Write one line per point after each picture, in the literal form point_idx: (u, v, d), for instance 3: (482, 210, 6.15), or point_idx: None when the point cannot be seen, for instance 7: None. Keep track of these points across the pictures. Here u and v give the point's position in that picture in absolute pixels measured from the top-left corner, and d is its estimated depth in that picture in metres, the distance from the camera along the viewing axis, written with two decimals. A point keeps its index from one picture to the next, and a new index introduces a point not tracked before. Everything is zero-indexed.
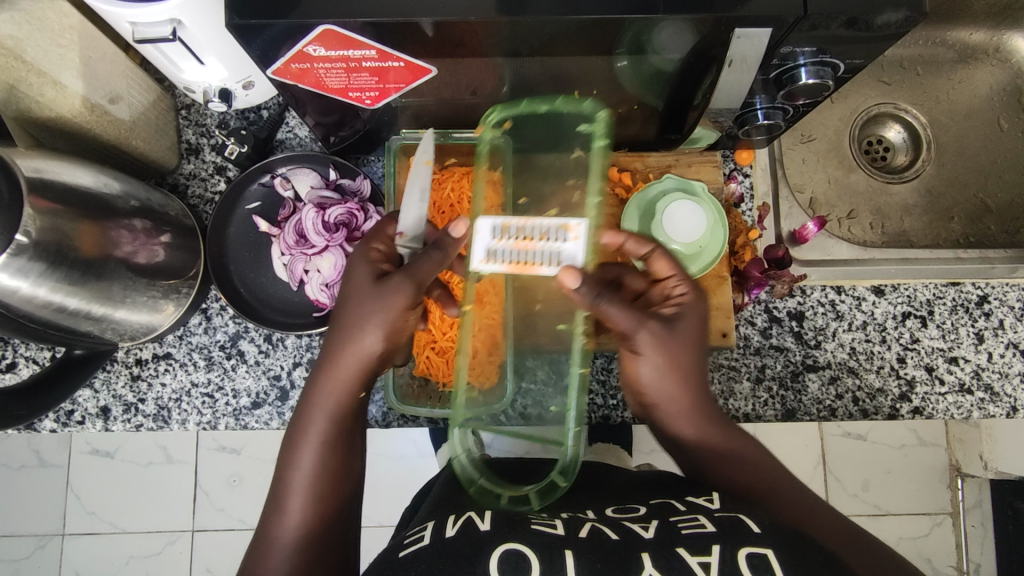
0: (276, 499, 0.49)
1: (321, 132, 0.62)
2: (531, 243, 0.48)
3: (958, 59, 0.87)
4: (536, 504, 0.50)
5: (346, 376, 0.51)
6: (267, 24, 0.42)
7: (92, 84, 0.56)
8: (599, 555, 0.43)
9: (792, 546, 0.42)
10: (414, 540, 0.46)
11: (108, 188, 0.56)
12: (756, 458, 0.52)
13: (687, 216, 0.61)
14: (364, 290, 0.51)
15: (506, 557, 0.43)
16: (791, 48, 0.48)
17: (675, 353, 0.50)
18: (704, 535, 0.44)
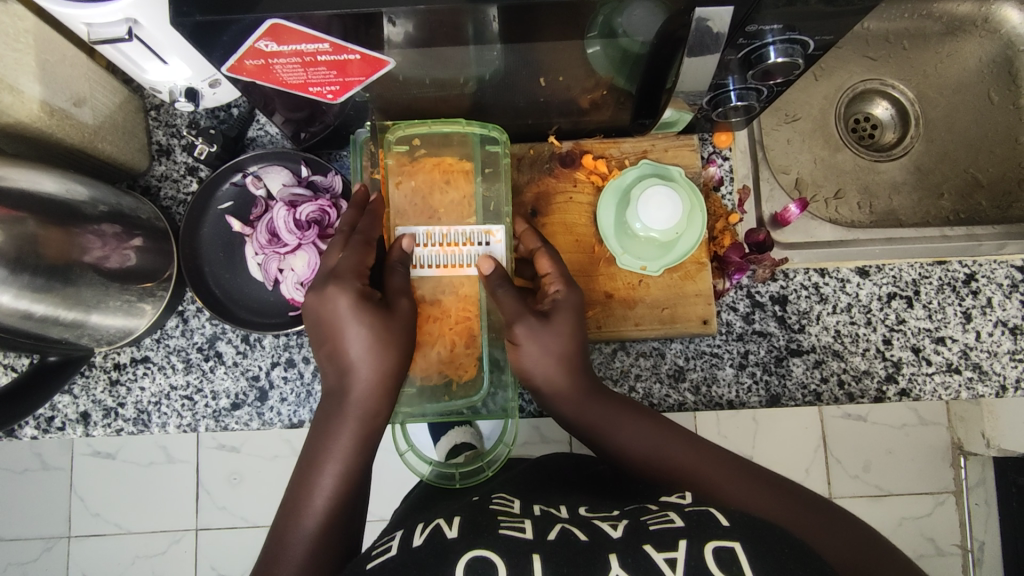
0: (289, 517, 0.50)
1: (290, 128, 0.61)
2: (457, 247, 0.58)
3: (946, 31, 0.85)
4: (508, 508, 0.50)
5: (364, 406, 0.52)
6: (214, 20, 0.41)
7: (51, 87, 0.56)
8: (576, 558, 0.42)
9: (761, 538, 0.42)
10: (381, 551, 0.46)
11: (74, 193, 0.55)
12: (653, 437, 0.55)
13: (659, 205, 0.58)
14: (360, 329, 0.51)
15: (472, 564, 0.42)
16: (758, 27, 0.46)
17: (550, 341, 0.55)
18: (671, 531, 0.43)
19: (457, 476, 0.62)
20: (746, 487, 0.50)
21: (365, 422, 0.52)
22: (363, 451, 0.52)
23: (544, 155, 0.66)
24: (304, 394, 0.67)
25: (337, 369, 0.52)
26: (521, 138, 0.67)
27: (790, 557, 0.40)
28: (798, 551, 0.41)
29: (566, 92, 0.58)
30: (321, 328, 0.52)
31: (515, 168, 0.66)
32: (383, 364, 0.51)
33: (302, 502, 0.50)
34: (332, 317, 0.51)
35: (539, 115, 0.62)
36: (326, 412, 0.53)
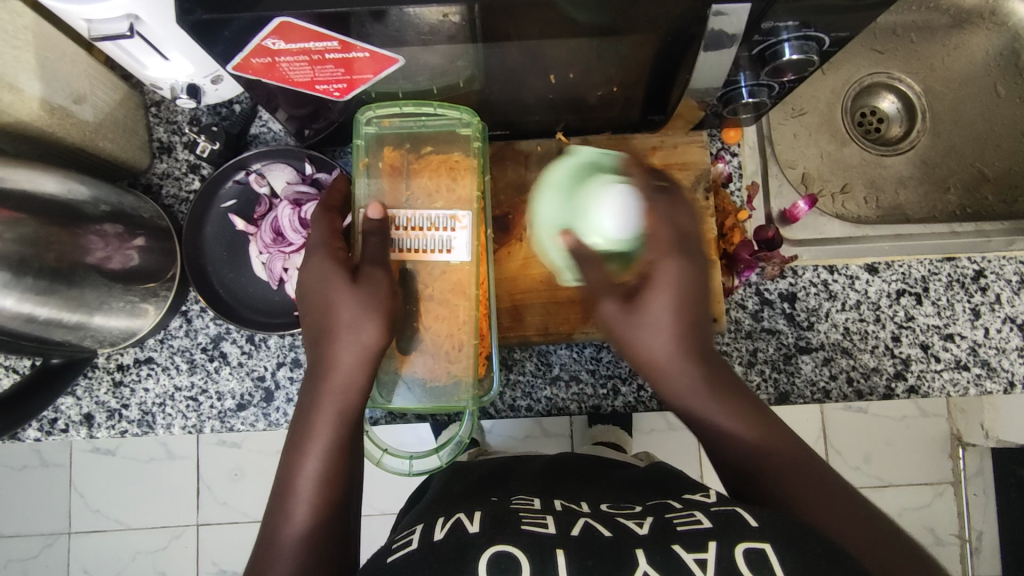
0: (279, 504, 0.48)
1: (294, 125, 0.60)
2: (419, 232, 0.56)
3: (953, 24, 0.85)
4: (530, 505, 0.50)
5: (350, 379, 0.51)
6: (219, 18, 0.40)
7: (50, 85, 0.54)
8: (605, 553, 0.42)
9: (794, 538, 0.41)
10: (402, 545, 0.46)
11: (76, 193, 0.54)
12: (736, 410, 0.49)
13: (613, 205, 0.50)
14: (341, 299, 0.52)
15: (494, 559, 0.42)
16: (772, 24, 0.46)
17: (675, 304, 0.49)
18: (700, 531, 0.43)
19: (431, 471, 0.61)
20: (815, 478, 0.46)
21: (348, 404, 0.51)
22: (349, 425, 0.51)
23: (551, 152, 0.65)
24: None
25: (321, 347, 0.52)
26: (527, 134, 0.66)
27: (818, 556, 0.39)
28: (830, 551, 0.40)
29: (576, 88, 0.57)
30: (307, 304, 0.53)
31: (523, 165, 0.65)
32: (361, 333, 0.51)
33: (289, 491, 0.48)
34: (314, 287, 0.53)
35: (546, 111, 0.61)
36: (308, 391, 0.51)
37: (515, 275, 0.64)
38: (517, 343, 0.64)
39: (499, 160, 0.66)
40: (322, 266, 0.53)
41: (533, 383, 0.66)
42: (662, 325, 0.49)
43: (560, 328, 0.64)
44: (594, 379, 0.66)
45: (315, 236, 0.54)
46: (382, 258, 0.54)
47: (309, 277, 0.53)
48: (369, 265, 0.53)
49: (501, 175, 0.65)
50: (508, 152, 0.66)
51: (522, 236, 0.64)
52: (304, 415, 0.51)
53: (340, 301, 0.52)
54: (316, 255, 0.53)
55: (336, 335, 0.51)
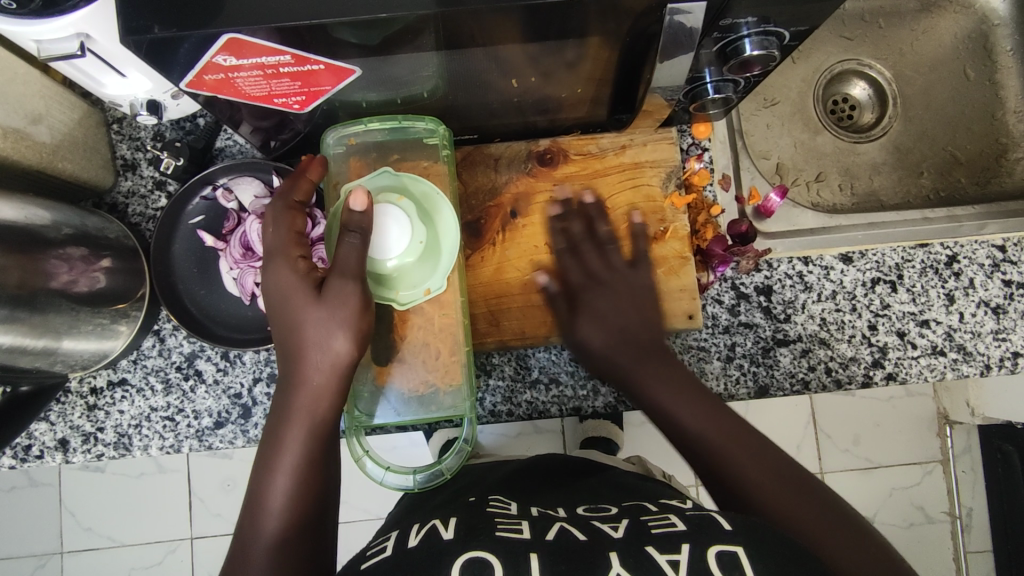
0: (249, 519, 0.48)
1: (259, 138, 0.59)
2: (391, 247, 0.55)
3: (920, 8, 0.85)
4: (506, 509, 0.50)
5: (318, 396, 0.50)
6: (167, 36, 0.39)
7: (5, 108, 0.53)
8: (576, 556, 0.43)
9: (763, 540, 0.42)
10: (376, 552, 0.46)
11: (36, 218, 0.53)
12: (711, 416, 0.51)
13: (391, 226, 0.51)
14: (312, 310, 0.49)
15: (468, 564, 0.42)
16: (732, 20, 0.45)
17: (605, 305, 0.57)
18: (674, 534, 0.44)
19: (415, 484, 0.57)
20: (787, 496, 0.47)
21: (319, 417, 0.50)
22: (319, 443, 0.50)
23: (521, 154, 0.65)
24: None
25: (290, 360, 0.50)
26: (496, 137, 0.65)
27: (789, 561, 0.41)
28: (795, 555, 0.42)
29: (541, 90, 0.56)
30: (276, 313, 0.50)
31: (493, 169, 0.65)
32: (332, 345, 0.49)
33: (259, 505, 0.48)
34: (276, 294, 0.50)
35: (513, 115, 0.61)
36: (280, 403, 0.51)
37: (490, 280, 0.64)
38: (495, 348, 0.64)
39: (469, 165, 0.65)
40: (287, 272, 0.50)
41: (513, 387, 0.65)
42: (598, 328, 0.57)
43: (536, 331, 0.63)
44: (574, 380, 0.65)
45: (274, 238, 0.51)
46: (359, 269, 0.49)
47: (279, 276, 0.50)
48: (332, 274, 0.49)
49: (472, 180, 0.64)
50: (478, 155, 0.65)
51: (495, 240, 0.64)
52: (274, 430, 0.50)
53: (310, 312, 0.49)
54: (279, 261, 0.51)
55: (308, 345, 0.50)
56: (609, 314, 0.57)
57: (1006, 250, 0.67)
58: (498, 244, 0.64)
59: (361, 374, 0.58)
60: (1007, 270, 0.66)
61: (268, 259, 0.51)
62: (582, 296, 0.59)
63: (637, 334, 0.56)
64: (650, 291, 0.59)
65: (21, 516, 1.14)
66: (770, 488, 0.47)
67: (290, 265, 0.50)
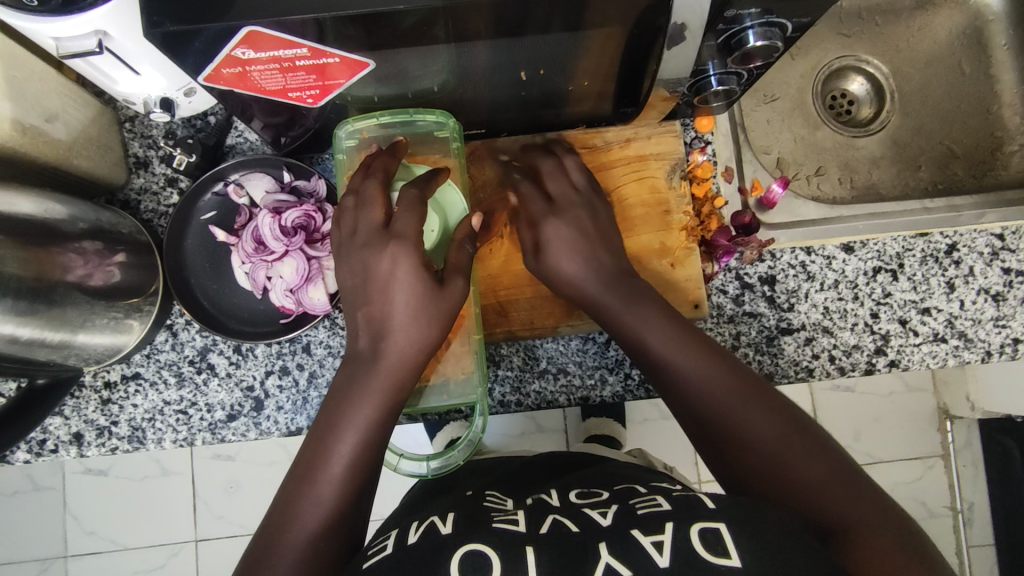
0: (298, 488, 0.48)
1: (270, 133, 0.60)
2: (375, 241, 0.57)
3: (916, 5, 0.87)
4: (501, 504, 0.51)
5: (396, 378, 0.50)
6: (188, 29, 0.41)
7: (21, 105, 0.54)
8: (569, 549, 0.43)
9: (748, 517, 0.42)
10: (377, 551, 0.45)
11: (52, 212, 0.54)
12: (692, 353, 0.52)
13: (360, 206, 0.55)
14: (411, 293, 0.49)
15: (465, 559, 0.43)
16: (736, 12, 0.46)
17: (566, 232, 0.59)
18: (658, 514, 0.45)
19: (428, 470, 0.59)
20: (783, 444, 0.47)
21: (392, 397, 0.50)
22: (385, 422, 0.50)
23: (527, 149, 0.67)
24: (300, 401, 0.66)
25: (373, 329, 0.50)
26: (504, 133, 0.66)
27: (777, 538, 0.40)
28: (783, 526, 0.41)
29: (548, 84, 0.58)
30: (368, 287, 0.50)
31: (500, 163, 0.67)
32: (414, 335, 0.50)
33: (320, 466, 0.48)
34: (371, 269, 0.50)
35: (520, 109, 0.62)
36: (353, 372, 0.51)
37: (498, 270, 0.65)
38: (503, 339, 0.65)
39: (476, 160, 0.67)
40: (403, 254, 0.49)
41: (522, 377, 0.66)
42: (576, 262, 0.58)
43: (544, 322, 0.65)
44: (581, 371, 0.66)
45: (403, 225, 0.50)
46: (414, 237, 0.50)
47: (378, 266, 0.50)
48: (455, 274, 0.52)
49: (480, 174, 0.66)
50: (486, 150, 0.67)
51: (503, 232, 0.65)
52: (342, 399, 0.50)
53: (406, 301, 0.49)
54: (399, 241, 0.50)
55: (390, 330, 0.50)
56: (577, 243, 0.58)
57: (1005, 239, 0.68)
58: (506, 235, 0.65)
59: None
60: (1006, 258, 0.68)
61: (383, 242, 0.50)
62: (541, 231, 0.59)
63: (636, 293, 0.56)
64: (594, 231, 0.59)
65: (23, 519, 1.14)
66: (758, 428, 0.48)
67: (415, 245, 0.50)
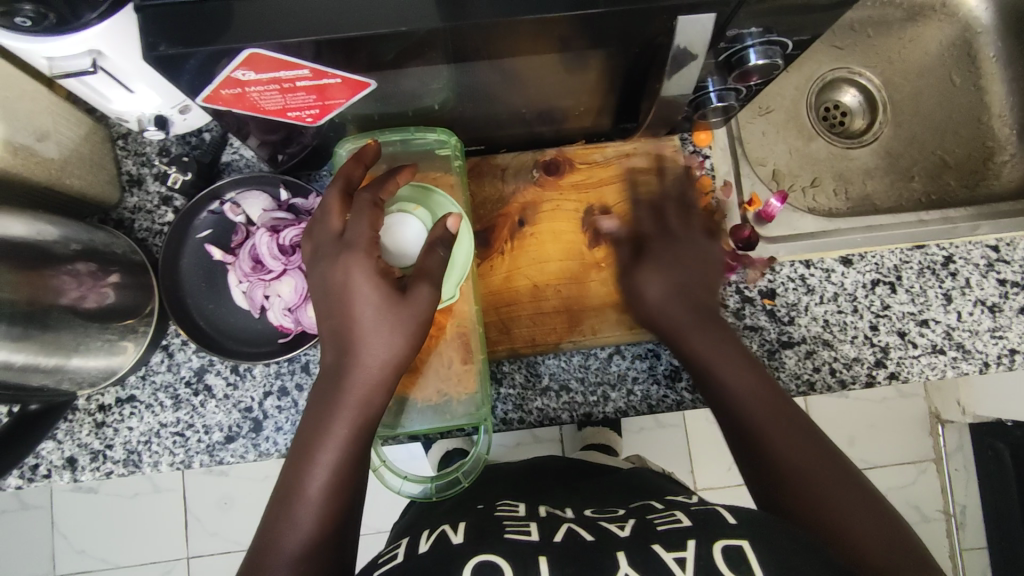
0: (280, 508, 0.47)
1: (267, 151, 0.60)
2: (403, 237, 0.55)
3: (907, 17, 0.88)
4: (514, 512, 0.51)
5: (370, 391, 0.49)
6: (188, 52, 0.40)
7: (13, 125, 0.53)
8: (584, 557, 0.44)
9: (765, 533, 0.43)
10: (388, 559, 0.47)
11: (46, 235, 0.53)
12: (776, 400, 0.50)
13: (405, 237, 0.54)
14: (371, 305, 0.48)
15: (478, 567, 0.43)
16: (737, 31, 0.46)
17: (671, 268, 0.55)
18: (679, 530, 0.45)
19: (433, 490, 0.58)
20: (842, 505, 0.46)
21: (367, 411, 0.49)
22: (364, 435, 0.49)
23: (527, 164, 0.66)
24: (299, 422, 0.65)
25: (340, 343, 0.49)
26: (502, 148, 0.66)
27: (795, 551, 0.42)
28: (797, 545, 0.42)
29: (548, 101, 0.57)
30: (329, 301, 0.49)
31: (500, 179, 0.66)
32: (383, 348, 0.48)
33: (297, 489, 0.47)
34: (332, 286, 0.48)
35: (519, 125, 0.62)
36: (325, 390, 0.49)
37: (500, 288, 0.64)
38: (506, 356, 0.64)
39: (476, 176, 0.66)
40: (358, 267, 0.48)
41: (523, 395, 0.65)
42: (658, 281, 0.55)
43: (546, 339, 0.64)
44: (584, 387, 0.65)
45: (356, 232, 0.49)
46: (365, 241, 0.49)
47: (333, 277, 0.48)
48: (417, 281, 0.49)
49: (480, 191, 0.65)
50: (486, 166, 0.66)
51: (504, 249, 0.65)
52: (316, 416, 0.49)
53: (373, 314, 0.48)
54: (352, 253, 0.48)
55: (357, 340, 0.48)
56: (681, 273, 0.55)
57: (999, 250, 0.68)
58: (508, 252, 0.64)
59: None
60: (1001, 270, 0.68)
61: (339, 252, 0.49)
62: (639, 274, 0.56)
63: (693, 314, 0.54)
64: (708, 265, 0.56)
65: (9, 539, 1.12)
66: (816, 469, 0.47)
67: (366, 251, 0.48)
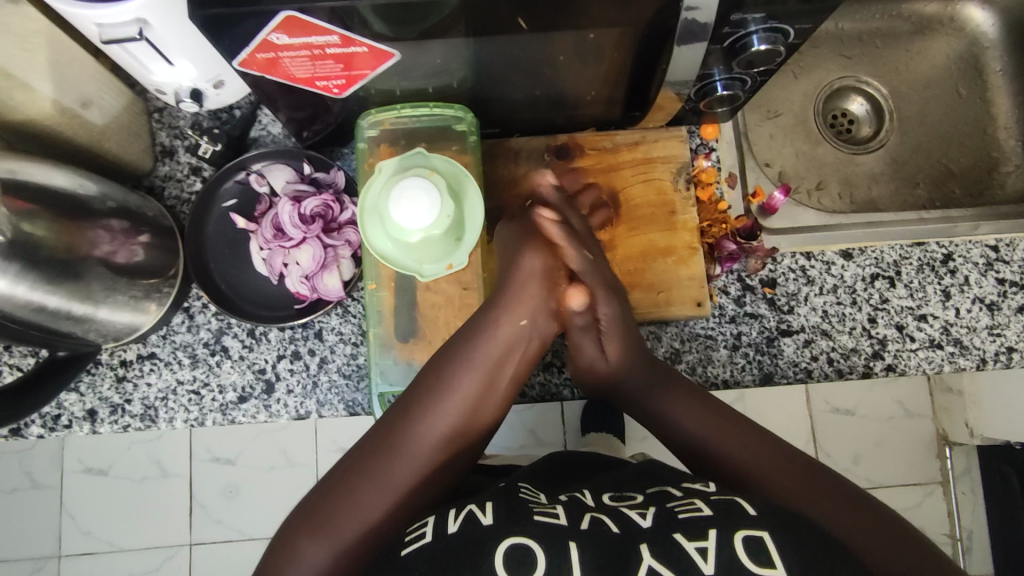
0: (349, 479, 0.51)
1: (293, 127, 0.63)
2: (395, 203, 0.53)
3: (915, 30, 0.91)
4: (536, 496, 0.51)
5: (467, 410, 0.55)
6: (229, 13, 0.43)
7: (62, 88, 0.57)
8: (612, 551, 0.44)
9: (792, 532, 0.44)
10: (416, 537, 0.47)
11: (84, 189, 0.57)
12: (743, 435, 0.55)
13: (401, 209, 0.52)
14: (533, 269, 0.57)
15: (510, 553, 0.44)
16: (742, 17, 0.49)
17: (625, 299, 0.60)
18: (699, 518, 0.46)
19: None
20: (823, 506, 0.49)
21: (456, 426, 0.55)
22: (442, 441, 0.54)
23: (539, 148, 0.69)
24: (310, 385, 0.68)
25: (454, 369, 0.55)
26: (516, 132, 0.69)
27: (820, 549, 0.43)
28: (822, 540, 0.44)
29: (564, 86, 0.60)
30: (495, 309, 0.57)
31: (513, 162, 0.69)
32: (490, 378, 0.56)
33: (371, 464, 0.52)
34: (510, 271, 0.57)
35: (532, 110, 0.65)
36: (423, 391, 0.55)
37: None
38: None
39: (490, 159, 0.69)
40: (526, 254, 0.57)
41: None
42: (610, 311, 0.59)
43: None
44: None
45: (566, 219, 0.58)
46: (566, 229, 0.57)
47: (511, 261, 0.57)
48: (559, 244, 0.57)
49: (493, 173, 0.68)
50: (500, 148, 0.69)
51: None
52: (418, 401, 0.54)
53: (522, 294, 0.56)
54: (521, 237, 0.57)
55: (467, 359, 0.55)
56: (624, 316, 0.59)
57: (999, 250, 0.70)
58: None
59: (384, 352, 0.62)
60: (1000, 269, 0.69)
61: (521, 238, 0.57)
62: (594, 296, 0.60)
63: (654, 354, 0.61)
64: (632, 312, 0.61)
65: None
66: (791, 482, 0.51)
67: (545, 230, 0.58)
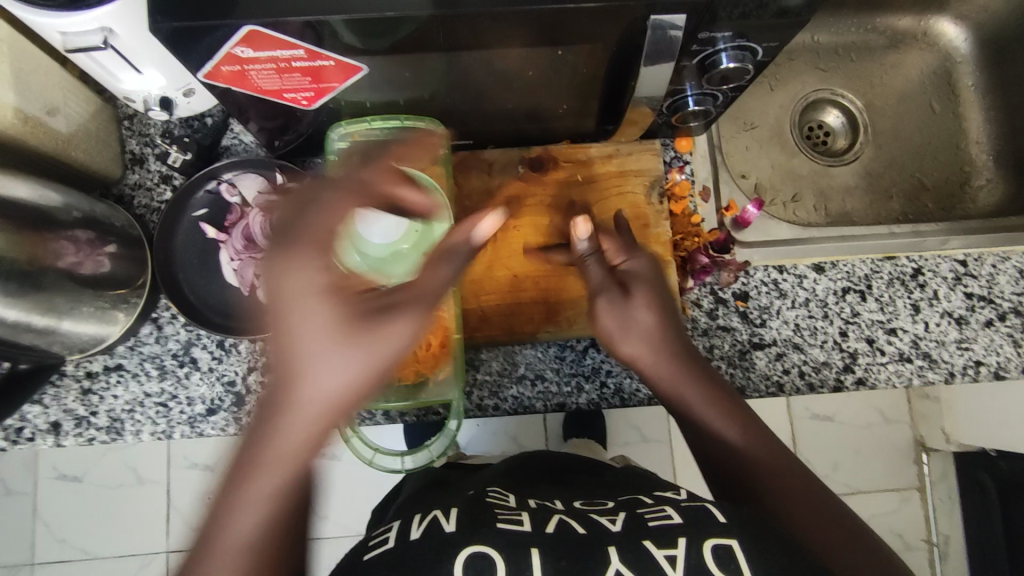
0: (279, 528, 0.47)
1: (264, 137, 0.63)
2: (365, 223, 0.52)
3: (889, 44, 0.92)
4: (504, 500, 0.51)
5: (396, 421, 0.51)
6: (191, 26, 0.43)
7: (24, 96, 0.56)
8: (575, 550, 0.44)
9: (756, 535, 0.43)
10: (379, 542, 0.46)
11: (46, 200, 0.56)
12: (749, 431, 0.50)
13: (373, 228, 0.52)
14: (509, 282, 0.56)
15: (471, 559, 0.43)
16: (709, 34, 0.49)
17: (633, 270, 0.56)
18: (668, 524, 0.45)
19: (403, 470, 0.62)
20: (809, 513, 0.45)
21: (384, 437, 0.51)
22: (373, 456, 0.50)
23: (513, 159, 0.68)
24: None
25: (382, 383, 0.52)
26: (490, 143, 0.69)
27: (784, 550, 0.42)
28: (785, 542, 0.43)
29: (536, 99, 0.60)
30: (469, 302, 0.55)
31: (487, 173, 0.69)
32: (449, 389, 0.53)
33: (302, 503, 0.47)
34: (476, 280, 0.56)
35: (506, 122, 0.65)
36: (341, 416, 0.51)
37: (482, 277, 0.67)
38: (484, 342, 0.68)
39: (463, 169, 0.69)
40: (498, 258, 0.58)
41: (500, 383, 0.70)
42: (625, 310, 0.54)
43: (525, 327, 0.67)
44: (558, 377, 0.70)
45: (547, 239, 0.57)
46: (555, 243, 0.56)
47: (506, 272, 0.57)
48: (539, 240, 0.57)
49: (467, 184, 0.68)
50: (473, 160, 0.69)
51: None
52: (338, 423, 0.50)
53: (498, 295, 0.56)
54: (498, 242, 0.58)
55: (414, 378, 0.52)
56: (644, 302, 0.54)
57: (967, 265, 0.71)
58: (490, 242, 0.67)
59: None
60: (968, 283, 0.70)
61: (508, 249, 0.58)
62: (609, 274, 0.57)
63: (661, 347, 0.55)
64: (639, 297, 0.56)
65: None
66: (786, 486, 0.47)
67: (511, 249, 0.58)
